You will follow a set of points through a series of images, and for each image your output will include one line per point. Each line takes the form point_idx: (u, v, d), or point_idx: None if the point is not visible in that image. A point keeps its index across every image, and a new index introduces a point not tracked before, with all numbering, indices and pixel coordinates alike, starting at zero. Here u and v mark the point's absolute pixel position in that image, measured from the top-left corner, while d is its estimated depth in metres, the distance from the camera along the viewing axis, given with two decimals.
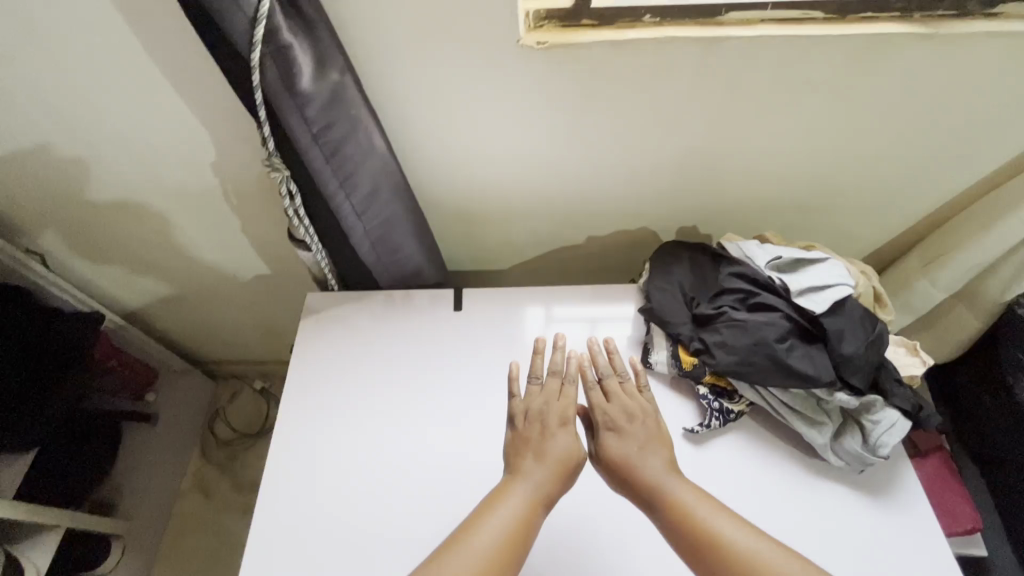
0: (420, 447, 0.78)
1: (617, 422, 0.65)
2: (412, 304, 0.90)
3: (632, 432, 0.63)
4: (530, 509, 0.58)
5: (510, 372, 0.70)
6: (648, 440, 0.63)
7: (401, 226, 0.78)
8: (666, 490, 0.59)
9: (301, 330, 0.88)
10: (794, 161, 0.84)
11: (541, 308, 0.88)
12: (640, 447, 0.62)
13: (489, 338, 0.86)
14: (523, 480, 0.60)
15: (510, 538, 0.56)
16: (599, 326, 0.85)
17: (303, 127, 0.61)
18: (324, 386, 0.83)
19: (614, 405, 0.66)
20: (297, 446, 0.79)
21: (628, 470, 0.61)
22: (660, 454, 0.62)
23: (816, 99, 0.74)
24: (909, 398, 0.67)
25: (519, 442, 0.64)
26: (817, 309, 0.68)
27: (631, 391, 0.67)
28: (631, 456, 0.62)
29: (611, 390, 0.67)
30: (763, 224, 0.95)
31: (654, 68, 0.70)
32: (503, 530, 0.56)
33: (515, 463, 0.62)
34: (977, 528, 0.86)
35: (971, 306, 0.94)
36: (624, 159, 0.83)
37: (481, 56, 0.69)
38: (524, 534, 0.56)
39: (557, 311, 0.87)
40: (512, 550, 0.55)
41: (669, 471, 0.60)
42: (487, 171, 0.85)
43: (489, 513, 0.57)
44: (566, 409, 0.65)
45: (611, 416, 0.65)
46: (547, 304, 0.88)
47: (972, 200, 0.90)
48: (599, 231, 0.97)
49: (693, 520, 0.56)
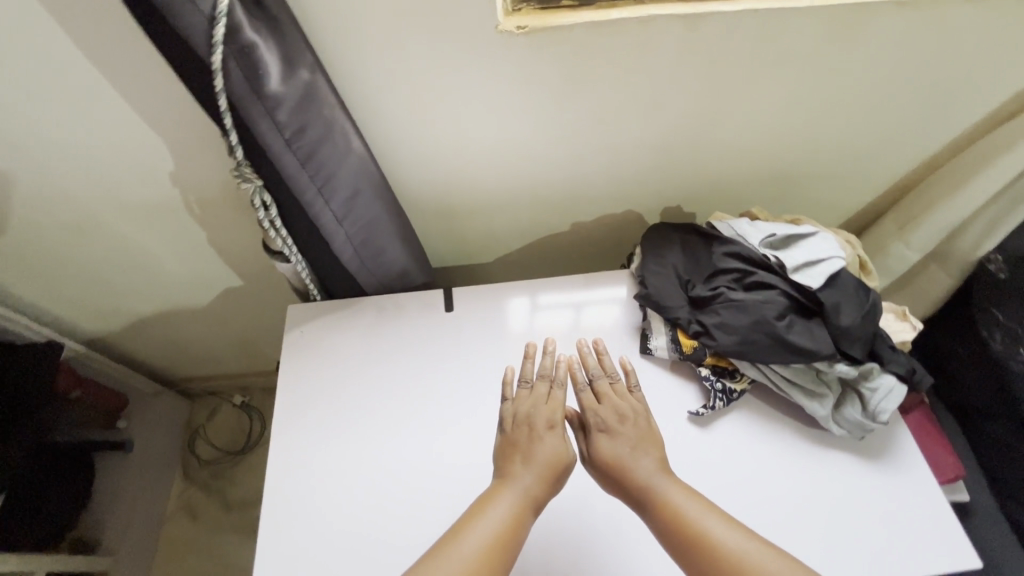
0: (411, 458, 0.75)
1: (609, 423, 0.64)
2: (400, 306, 0.86)
3: (624, 433, 0.63)
4: (519, 512, 0.57)
5: (503, 376, 0.69)
6: (640, 440, 0.62)
7: (384, 230, 0.74)
8: (657, 490, 0.58)
9: (286, 346, 0.83)
10: (776, 135, 0.84)
11: (526, 298, 0.86)
12: (632, 448, 0.62)
13: (482, 338, 0.84)
14: (512, 484, 0.59)
15: (498, 541, 0.55)
16: (591, 314, 0.83)
17: (275, 132, 0.56)
18: (314, 402, 0.80)
19: (605, 406, 0.65)
20: (287, 467, 0.75)
21: (620, 471, 0.61)
22: (651, 454, 0.62)
23: (798, 72, 0.74)
24: (903, 362, 0.68)
25: (507, 445, 0.62)
26: (815, 284, 0.68)
27: (621, 389, 0.67)
28: (623, 457, 0.61)
29: (601, 391, 0.67)
30: (746, 200, 0.95)
31: (638, 50, 0.68)
32: (492, 534, 0.55)
33: (504, 467, 0.61)
34: (960, 476, 0.91)
35: (944, 264, 0.98)
36: (609, 143, 0.81)
37: (459, 45, 0.65)
38: (513, 536, 0.56)
39: (550, 302, 0.85)
40: (500, 552, 0.54)
41: (661, 471, 0.60)
42: (470, 164, 0.82)
43: (478, 516, 0.56)
44: (554, 412, 0.64)
45: (602, 418, 0.65)
46: (532, 293, 0.86)
47: (942, 162, 0.93)
48: (584, 217, 0.96)
49: (686, 519, 0.56)
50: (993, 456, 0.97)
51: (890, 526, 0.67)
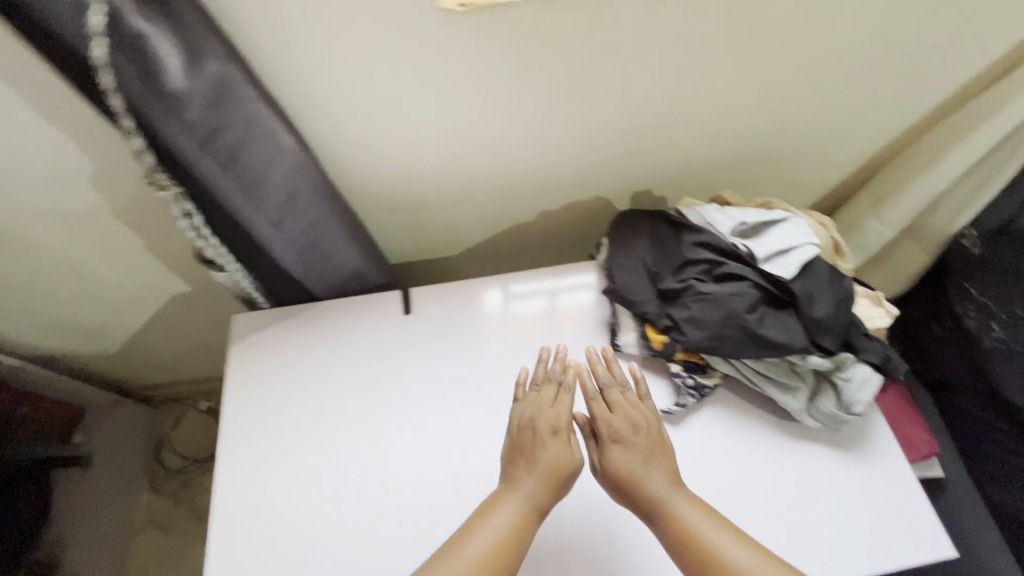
0: (373, 472, 0.71)
1: (621, 434, 0.62)
2: (355, 310, 0.81)
3: (636, 444, 0.61)
4: (523, 520, 0.57)
5: (518, 377, 0.67)
6: (651, 452, 0.61)
7: (332, 232, 0.69)
8: (669, 505, 0.58)
9: (232, 359, 0.78)
10: (747, 115, 0.80)
11: (497, 289, 0.82)
12: (644, 461, 0.60)
13: (451, 334, 0.79)
14: (516, 490, 0.59)
15: (501, 545, 0.55)
16: (564, 305, 0.80)
17: (185, 134, 0.50)
18: (265, 419, 0.75)
19: (617, 416, 0.63)
20: (236, 486, 0.71)
21: (631, 484, 0.60)
22: (663, 467, 0.60)
23: (767, 45, 0.70)
24: (878, 351, 0.66)
25: (511, 449, 0.62)
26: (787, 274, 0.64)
27: (633, 396, 0.64)
28: (635, 469, 0.60)
29: (613, 400, 0.64)
30: (716, 182, 0.92)
31: (597, 27, 0.63)
32: (495, 539, 0.55)
33: (509, 472, 0.60)
34: (934, 453, 0.93)
35: (918, 240, 0.96)
36: (572, 128, 0.76)
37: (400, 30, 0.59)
38: (516, 544, 0.56)
39: (524, 293, 0.81)
40: (501, 557, 0.55)
41: (673, 484, 0.59)
42: (424, 156, 0.76)
43: (481, 521, 0.57)
44: (559, 416, 0.62)
45: (615, 428, 0.62)
46: (503, 283, 0.82)
47: (916, 135, 0.90)
48: (550, 208, 0.92)
49: (697, 538, 0.56)
50: (967, 432, 0.97)
51: (864, 520, 0.65)
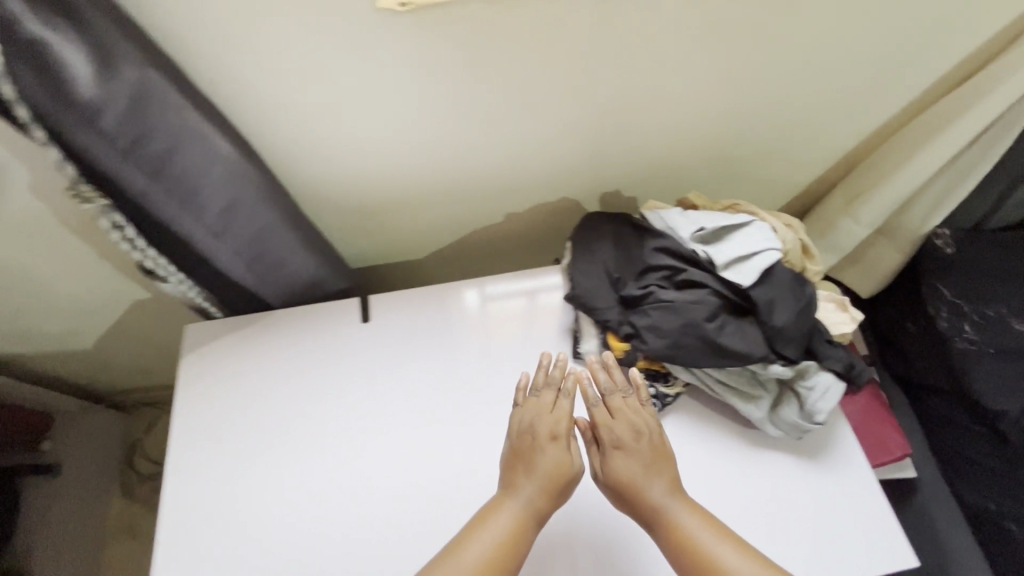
0: (326, 487, 0.69)
1: (623, 441, 0.60)
2: (312, 318, 0.79)
3: (637, 452, 0.60)
4: (522, 527, 0.56)
5: (518, 382, 0.64)
6: (652, 459, 0.60)
7: (281, 241, 0.67)
8: (669, 514, 0.57)
9: (183, 371, 0.76)
10: (712, 115, 0.78)
11: (475, 289, 0.80)
12: (645, 468, 0.59)
13: (425, 337, 0.77)
14: (514, 497, 0.58)
15: (499, 551, 0.55)
16: (540, 305, 0.78)
17: (102, 142, 0.49)
18: (216, 432, 0.73)
19: (619, 422, 0.61)
20: (185, 501, 0.69)
21: (631, 491, 0.58)
22: (663, 474, 0.59)
23: (728, 43, 0.67)
24: (842, 358, 0.64)
25: (509, 455, 0.60)
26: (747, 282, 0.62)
27: (635, 401, 0.62)
28: (636, 477, 0.59)
29: (615, 406, 0.62)
30: (686, 182, 0.90)
31: (548, 26, 0.61)
32: (492, 546, 0.55)
33: (507, 478, 0.59)
34: (907, 454, 0.92)
35: (892, 239, 0.94)
36: (531, 129, 0.74)
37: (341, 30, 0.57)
38: (515, 551, 0.55)
39: (501, 293, 0.79)
40: (499, 563, 0.54)
41: (674, 492, 0.58)
42: (379, 159, 0.74)
43: (478, 527, 0.56)
44: (559, 423, 0.60)
45: (617, 434, 0.61)
46: (481, 284, 0.81)
47: (888, 133, 0.88)
48: (514, 210, 0.89)
49: (696, 547, 0.55)
50: (939, 432, 0.97)
51: (827, 531, 0.64)
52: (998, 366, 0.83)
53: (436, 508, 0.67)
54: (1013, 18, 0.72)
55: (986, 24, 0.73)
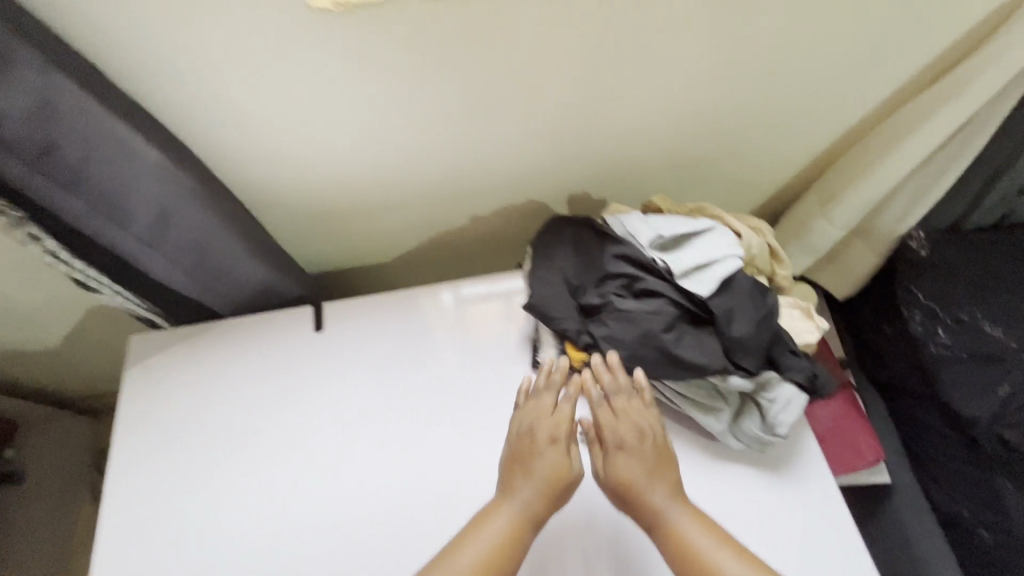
0: (269, 505, 0.67)
1: (626, 443, 0.58)
2: (263, 325, 0.76)
3: (639, 454, 0.58)
4: (519, 530, 0.56)
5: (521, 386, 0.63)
6: (655, 462, 0.58)
7: (219, 249, 0.64)
8: (670, 519, 0.55)
9: (126, 383, 0.73)
10: (676, 113, 0.74)
11: (449, 290, 0.78)
12: (646, 471, 0.57)
13: (400, 343, 0.75)
14: (511, 499, 0.57)
15: (496, 553, 0.54)
16: (515, 308, 0.76)
17: (8, 154, 0.49)
18: (158, 447, 0.70)
19: (622, 424, 0.59)
20: (123, 521, 0.67)
21: (631, 494, 0.57)
22: (666, 478, 0.57)
23: (687, 41, 0.64)
24: (805, 369, 0.62)
25: (508, 457, 0.60)
26: (704, 292, 0.61)
27: (641, 401, 0.60)
28: (637, 480, 0.57)
29: (618, 407, 0.60)
30: (655, 183, 0.87)
31: (494, 25, 0.57)
32: (488, 550, 0.54)
33: (505, 480, 0.59)
34: (880, 458, 0.91)
35: (867, 241, 0.92)
36: (489, 131, 0.71)
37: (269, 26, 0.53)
38: (511, 555, 0.55)
39: (477, 296, 0.77)
40: (494, 565, 0.54)
41: (675, 497, 0.57)
42: (328, 162, 0.71)
43: (474, 530, 0.56)
44: (558, 426, 0.59)
45: (620, 437, 0.59)
46: (455, 284, 0.78)
47: (864, 132, 0.85)
48: (476, 212, 0.86)
49: (698, 554, 0.53)
50: (916, 437, 0.95)
51: (789, 547, 0.62)
52: (967, 371, 0.82)
53: (382, 528, 0.65)
54: (987, 12, 0.69)
55: (959, 18, 0.69)
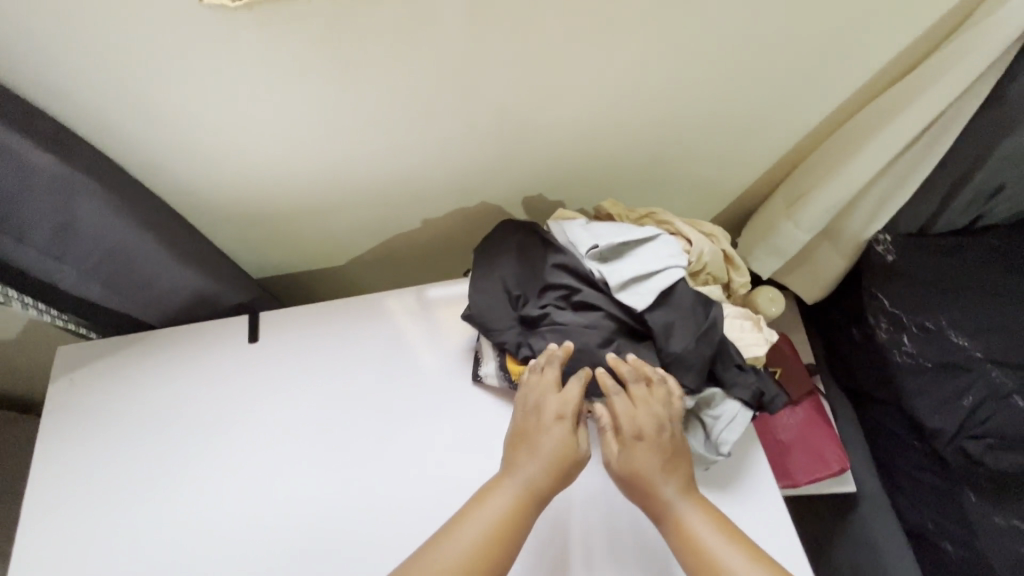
0: (198, 522, 0.66)
1: (642, 434, 0.56)
2: (205, 335, 0.76)
3: (656, 446, 0.56)
4: (521, 509, 0.54)
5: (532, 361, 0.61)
6: (670, 455, 0.56)
7: (138, 248, 0.64)
8: (679, 514, 0.54)
9: (50, 396, 0.72)
10: (625, 111, 0.70)
11: (413, 293, 0.77)
12: (660, 464, 0.55)
13: (362, 351, 0.74)
14: (515, 477, 0.56)
15: (498, 532, 0.53)
16: None
17: None
18: (83, 464, 0.69)
19: (640, 414, 0.56)
20: (45, 538, 0.66)
21: (643, 484, 0.55)
22: (679, 472, 0.55)
23: (630, 40, 0.60)
24: (750, 385, 0.60)
25: (513, 435, 0.59)
26: (643, 305, 0.60)
27: (662, 390, 0.57)
28: (650, 471, 0.55)
29: (636, 397, 0.57)
30: (613, 183, 0.84)
31: (415, 25, 0.53)
32: (490, 530, 0.53)
33: (510, 458, 0.57)
34: (846, 468, 0.88)
35: (835, 245, 0.88)
36: (429, 133, 0.68)
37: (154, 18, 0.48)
38: (510, 537, 0.53)
39: (445, 298, 0.76)
40: (495, 547, 0.52)
41: (686, 493, 0.55)
42: (259, 165, 0.68)
43: (477, 508, 0.54)
44: (566, 406, 0.57)
45: (637, 427, 0.56)
46: (421, 287, 0.77)
47: (830, 132, 0.81)
48: (432, 211, 0.83)
49: (705, 552, 0.52)
50: (885, 446, 0.93)
51: None
52: (934, 380, 0.81)
53: (320, 544, 0.63)
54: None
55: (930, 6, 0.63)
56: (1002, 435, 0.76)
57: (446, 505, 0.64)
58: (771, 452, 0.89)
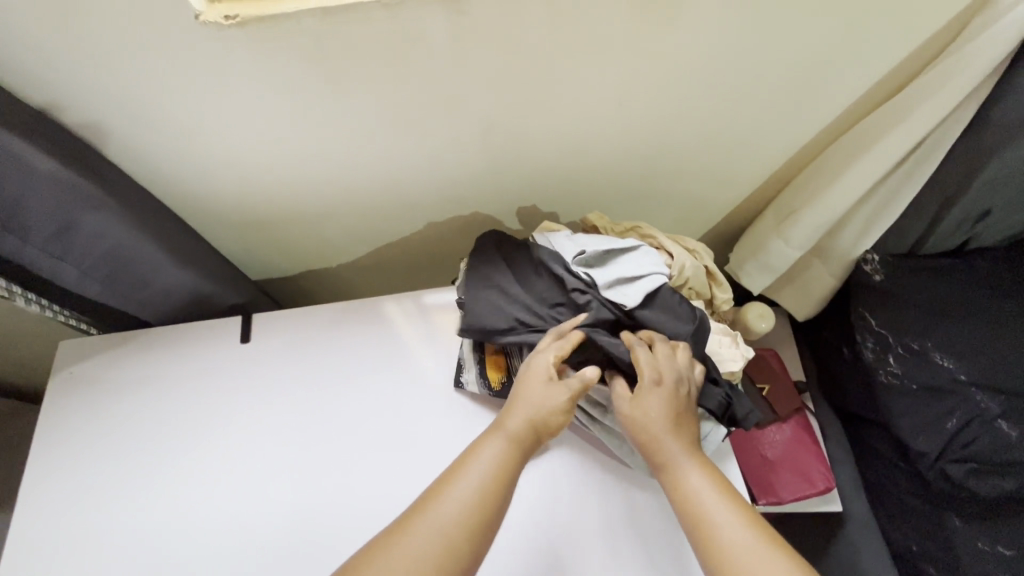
0: (188, 515, 0.68)
1: (658, 384, 0.57)
2: (203, 334, 0.78)
3: (668, 398, 0.57)
4: (511, 464, 0.55)
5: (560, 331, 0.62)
6: (678, 411, 0.57)
7: (139, 249, 0.67)
8: (680, 469, 0.55)
9: (50, 389, 0.75)
10: (612, 126, 0.72)
11: (405, 299, 0.79)
12: (667, 416, 0.57)
13: (353, 352, 0.76)
14: (505, 434, 0.57)
15: (508, 464, 0.55)
16: None
17: None
18: (77, 455, 0.72)
19: (657, 363, 0.58)
20: (38, 527, 0.68)
21: (649, 435, 0.56)
22: (684, 430, 0.57)
23: (613, 60, 0.62)
24: (719, 400, 0.61)
25: (517, 389, 0.60)
26: (630, 303, 0.62)
27: (683, 352, 0.59)
28: (656, 422, 0.56)
29: (658, 350, 0.59)
30: (603, 195, 0.85)
31: (402, 41, 0.55)
32: (500, 462, 0.55)
33: (505, 416, 0.58)
34: (831, 487, 0.88)
35: (826, 263, 0.89)
36: (419, 144, 0.70)
37: (150, 31, 0.51)
38: (504, 491, 0.53)
39: (437, 305, 0.78)
40: (506, 475, 0.54)
41: (690, 451, 0.56)
42: (256, 171, 0.70)
43: (477, 453, 0.55)
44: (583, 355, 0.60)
45: (656, 374, 0.57)
46: (412, 294, 0.79)
47: (820, 150, 0.82)
48: (425, 219, 0.85)
49: (701, 507, 0.52)
50: (873, 467, 0.93)
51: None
52: (916, 404, 0.82)
53: (301, 540, 0.65)
54: (947, 20, 0.63)
55: (917, 27, 0.63)
56: (987, 460, 0.77)
57: None
58: (755, 468, 0.89)
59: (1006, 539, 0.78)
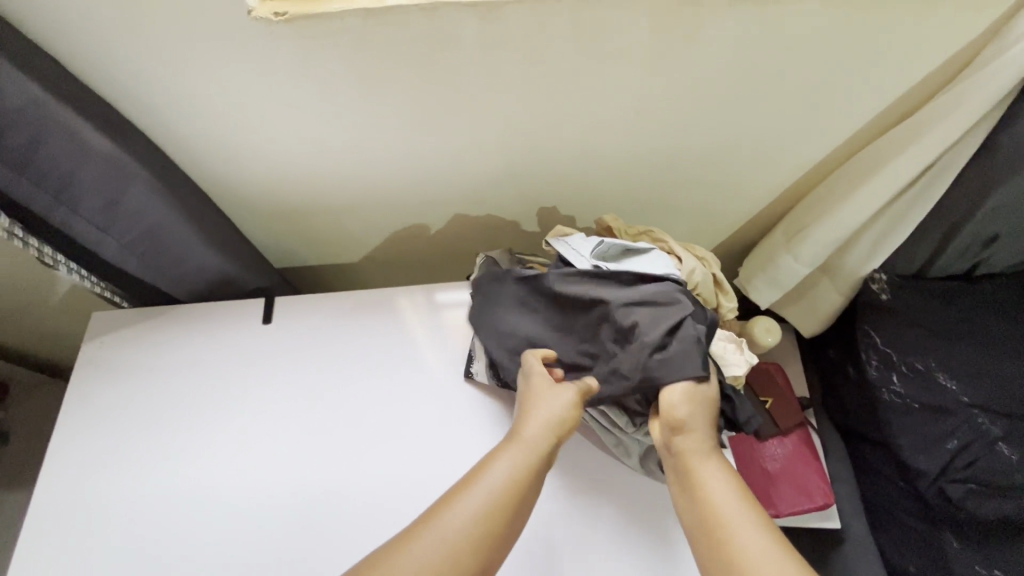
0: (203, 483, 0.71)
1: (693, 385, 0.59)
2: (226, 314, 0.82)
3: (700, 401, 0.59)
4: (524, 475, 0.56)
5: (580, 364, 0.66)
6: (708, 414, 0.59)
7: (175, 227, 0.71)
8: (701, 471, 0.56)
9: (81, 356, 0.79)
10: (630, 135, 0.74)
11: (420, 291, 0.82)
12: (700, 417, 0.58)
13: (367, 339, 0.79)
14: (520, 444, 0.58)
15: (522, 475, 0.56)
16: None
17: None
18: (103, 420, 0.75)
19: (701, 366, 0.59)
20: (61, 485, 0.71)
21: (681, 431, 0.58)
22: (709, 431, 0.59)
23: (634, 72, 0.64)
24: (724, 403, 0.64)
25: (525, 397, 0.63)
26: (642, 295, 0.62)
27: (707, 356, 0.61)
28: (690, 420, 0.58)
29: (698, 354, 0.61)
30: (617, 202, 0.88)
31: (434, 43, 0.59)
32: (515, 472, 0.56)
33: (519, 426, 0.60)
34: (830, 503, 0.88)
35: (833, 280, 0.90)
36: (444, 143, 0.73)
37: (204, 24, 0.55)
38: (518, 501, 0.55)
39: (450, 301, 0.81)
40: (520, 486, 0.55)
41: (713, 455, 0.57)
42: (287, 161, 0.74)
43: (492, 462, 0.57)
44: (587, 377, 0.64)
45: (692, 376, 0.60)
46: (427, 287, 0.82)
47: (832, 169, 0.84)
48: (444, 216, 0.88)
49: (718, 508, 0.53)
50: (871, 485, 0.93)
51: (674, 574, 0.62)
52: (918, 421, 0.83)
53: (308, 514, 0.68)
54: (959, 48, 0.65)
55: (930, 54, 0.65)
56: (985, 482, 0.78)
57: (429, 490, 0.68)
58: (755, 480, 0.90)
59: (1003, 564, 0.78)
